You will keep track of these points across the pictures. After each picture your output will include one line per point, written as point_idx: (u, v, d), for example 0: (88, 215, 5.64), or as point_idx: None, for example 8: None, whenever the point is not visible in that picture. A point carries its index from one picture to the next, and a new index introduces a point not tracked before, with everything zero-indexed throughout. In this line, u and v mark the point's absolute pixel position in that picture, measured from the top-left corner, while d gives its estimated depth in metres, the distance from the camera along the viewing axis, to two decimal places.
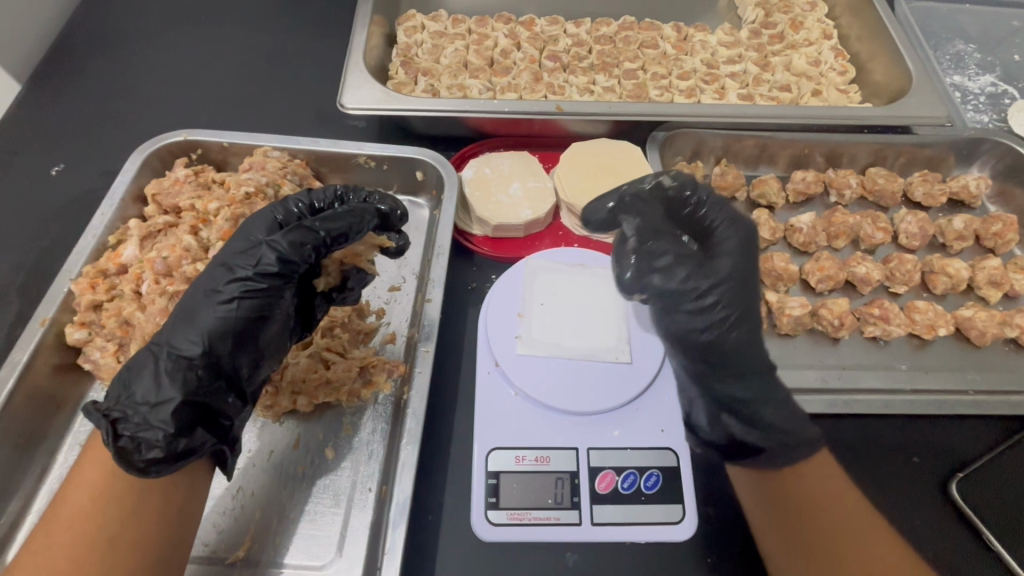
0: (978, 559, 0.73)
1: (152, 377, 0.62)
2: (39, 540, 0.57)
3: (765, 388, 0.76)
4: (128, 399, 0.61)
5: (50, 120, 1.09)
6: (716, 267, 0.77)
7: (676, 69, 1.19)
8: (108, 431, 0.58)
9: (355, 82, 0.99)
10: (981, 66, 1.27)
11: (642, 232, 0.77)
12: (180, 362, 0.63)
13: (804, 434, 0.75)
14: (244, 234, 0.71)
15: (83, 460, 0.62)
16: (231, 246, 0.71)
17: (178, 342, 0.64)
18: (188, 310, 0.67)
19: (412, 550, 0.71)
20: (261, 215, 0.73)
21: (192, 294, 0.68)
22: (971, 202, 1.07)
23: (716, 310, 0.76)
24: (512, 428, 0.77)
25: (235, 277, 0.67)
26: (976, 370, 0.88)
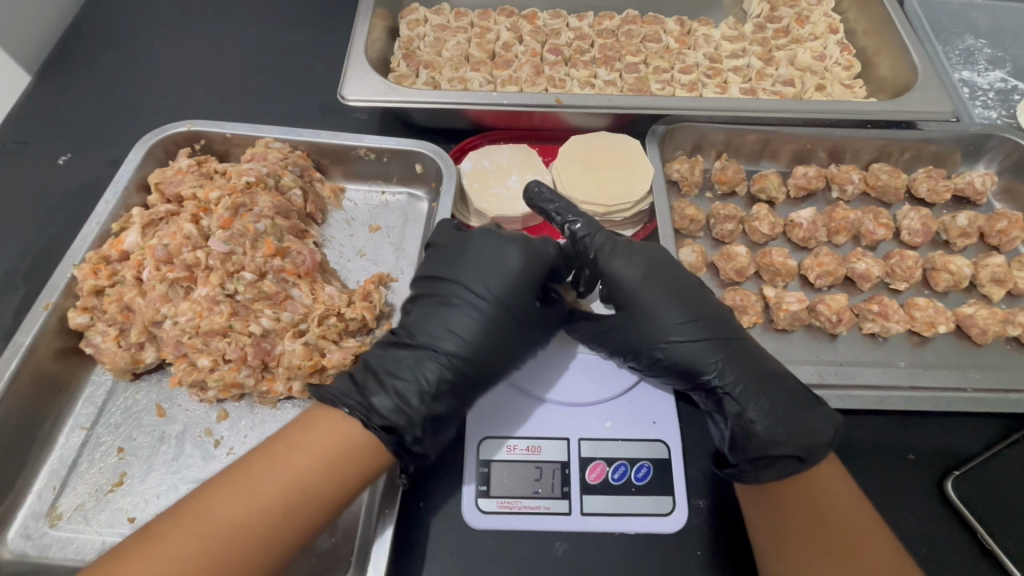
0: (970, 558, 0.73)
1: (416, 388, 0.71)
2: (244, 477, 0.63)
3: (755, 393, 0.71)
4: (392, 408, 0.69)
5: (58, 111, 1.11)
6: (643, 278, 0.77)
7: (678, 63, 1.19)
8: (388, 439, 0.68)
9: (355, 74, 0.99)
10: (991, 62, 1.25)
11: (577, 242, 0.81)
12: (432, 393, 0.71)
13: (806, 439, 0.68)
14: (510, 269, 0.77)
15: (314, 419, 0.68)
16: (490, 280, 0.77)
17: (432, 362, 0.73)
18: (443, 327, 0.75)
19: (404, 535, 0.72)
20: (537, 255, 0.79)
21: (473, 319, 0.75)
22: (977, 199, 1.05)
23: (651, 330, 0.75)
24: (504, 417, 0.78)
25: (490, 323, 0.75)
26: (977, 368, 0.87)
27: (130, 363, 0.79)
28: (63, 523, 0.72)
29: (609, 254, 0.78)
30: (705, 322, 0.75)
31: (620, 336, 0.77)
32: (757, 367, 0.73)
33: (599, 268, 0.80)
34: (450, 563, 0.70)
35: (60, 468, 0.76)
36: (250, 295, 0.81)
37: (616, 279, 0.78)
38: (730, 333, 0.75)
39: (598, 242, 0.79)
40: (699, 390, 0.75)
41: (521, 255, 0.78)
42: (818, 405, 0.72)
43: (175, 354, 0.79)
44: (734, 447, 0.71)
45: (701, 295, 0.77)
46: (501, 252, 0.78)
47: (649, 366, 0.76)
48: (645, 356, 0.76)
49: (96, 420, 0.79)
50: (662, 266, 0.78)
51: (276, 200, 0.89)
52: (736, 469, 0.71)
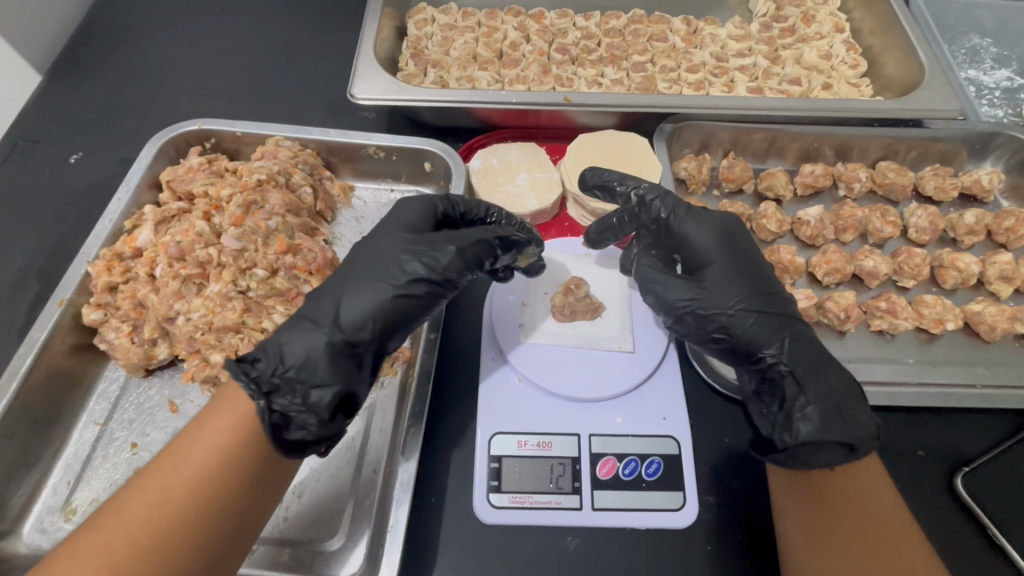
0: (982, 555, 0.73)
1: (287, 329, 0.67)
2: (162, 468, 0.58)
3: (816, 376, 0.69)
4: (263, 347, 0.66)
5: (69, 110, 1.11)
6: (714, 243, 0.77)
7: (685, 63, 1.19)
8: (239, 368, 0.63)
9: (365, 73, 1.00)
10: (997, 60, 1.25)
11: (648, 200, 0.82)
12: (299, 333, 0.66)
13: (856, 429, 0.65)
14: (403, 224, 0.77)
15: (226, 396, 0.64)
16: (386, 230, 0.76)
17: (313, 309, 0.70)
18: (336, 277, 0.73)
19: (416, 530, 0.72)
20: (423, 209, 0.79)
21: (363, 267, 0.72)
22: (983, 197, 1.05)
23: (717, 292, 0.74)
24: (515, 413, 0.78)
25: (374, 262, 0.72)
26: (985, 365, 0.87)
27: (143, 359, 0.79)
28: (78, 518, 0.73)
29: (683, 217, 0.79)
30: (772, 299, 0.74)
31: (684, 293, 0.74)
32: (820, 354, 0.71)
33: (669, 229, 0.80)
34: (463, 558, 0.71)
35: (74, 463, 0.76)
36: (262, 292, 0.82)
37: (688, 241, 0.79)
38: (793, 316, 0.73)
39: (672, 204, 0.80)
40: (754, 365, 0.73)
41: (386, 220, 0.78)
42: (864, 402, 0.68)
43: (188, 350, 0.80)
44: (785, 428, 0.68)
45: (769, 275, 0.76)
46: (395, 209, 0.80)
47: (709, 330, 0.74)
48: (707, 317, 0.74)
49: (110, 416, 0.79)
50: (735, 240, 0.78)
51: (287, 198, 0.89)
52: (784, 453, 0.68)
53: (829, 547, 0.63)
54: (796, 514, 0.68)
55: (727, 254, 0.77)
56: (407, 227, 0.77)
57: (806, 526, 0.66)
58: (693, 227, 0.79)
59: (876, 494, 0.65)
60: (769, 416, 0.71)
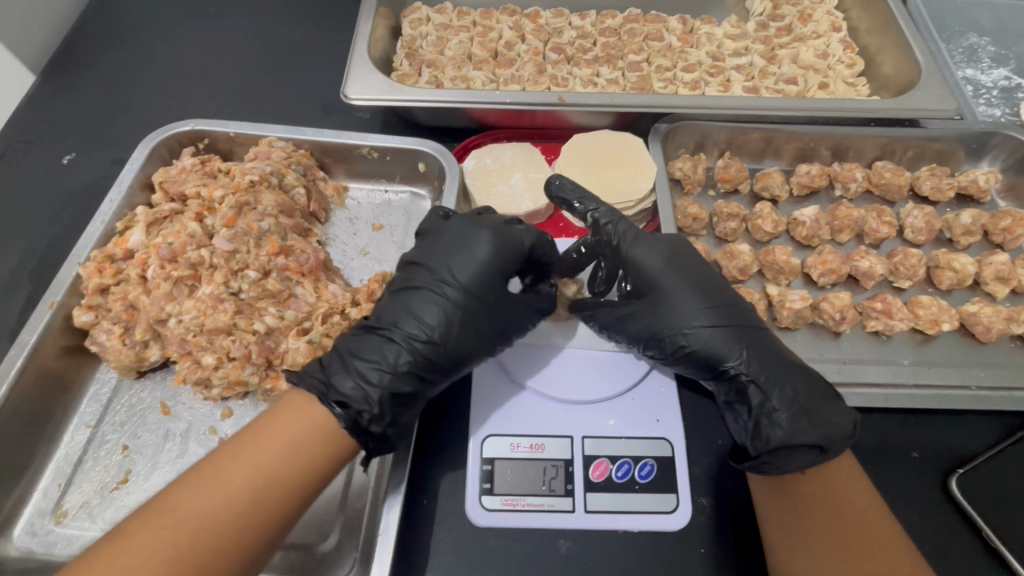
0: (975, 557, 0.73)
1: (384, 379, 0.69)
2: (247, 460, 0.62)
3: (778, 381, 0.70)
4: (365, 396, 0.67)
5: (62, 110, 1.11)
6: (665, 265, 0.76)
7: (681, 62, 1.19)
8: (346, 417, 0.66)
9: (358, 73, 1.00)
10: (995, 60, 1.25)
11: (596, 225, 0.80)
12: (400, 389, 0.70)
13: (826, 432, 0.67)
14: (487, 265, 0.74)
15: (288, 406, 0.66)
16: (467, 269, 0.74)
17: (405, 354, 0.70)
18: (422, 316, 0.72)
19: (407, 532, 0.72)
20: (509, 246, 0.76)
21: (447, 316, 0.72)
22: (980, 197, 1.05)
23: (671, 317, 0.74)
24: (507, 416, 0.78)
25: (459, 313, 0.72)
26: (981, 366, 0.87)
27: (135, 360, 0.79)
28: (69, 520, 0.72)
29: (632, 242, 0.78)
30: (727, 311, 0.74)
31: (640, 324, 0.75)
32: (780, 358, 0.72)
33: (620, 254, 0.79)
34: (454, 561, 0.70)
35: (66, 465, 0.76)
36: (254, 293, 0.81)
37: (636, 265, 0.77)
38: (749, 323, 0.74)
39: (620, 229, 0.79)
40: (720, 380, 0.74)
41: (472, 252, 0.75)
42: (837, 400, 0.70)
43: (180, 352, 0.80)
44: (755, 435, 0.70)
45: (721, 285, 0.76)
46: (475, 237, 0.75)
47: (671, 355, 0.75)
48: (665, 341, 0.75)
49: (101, 418, 0.79)
50: (683, 256, 0.77)
51: (280, 199, 0.89)
52: (757, 459, 0.68)
53: (812, 552, 0.63)
54: (777, 519, 0.67)
55: (678, 272, 0.76)
56: (490, 270, 0.74)
57: (788, 531, 0.65)
58: (645, 248, 0.77)
59: (854, 494, 0.65)
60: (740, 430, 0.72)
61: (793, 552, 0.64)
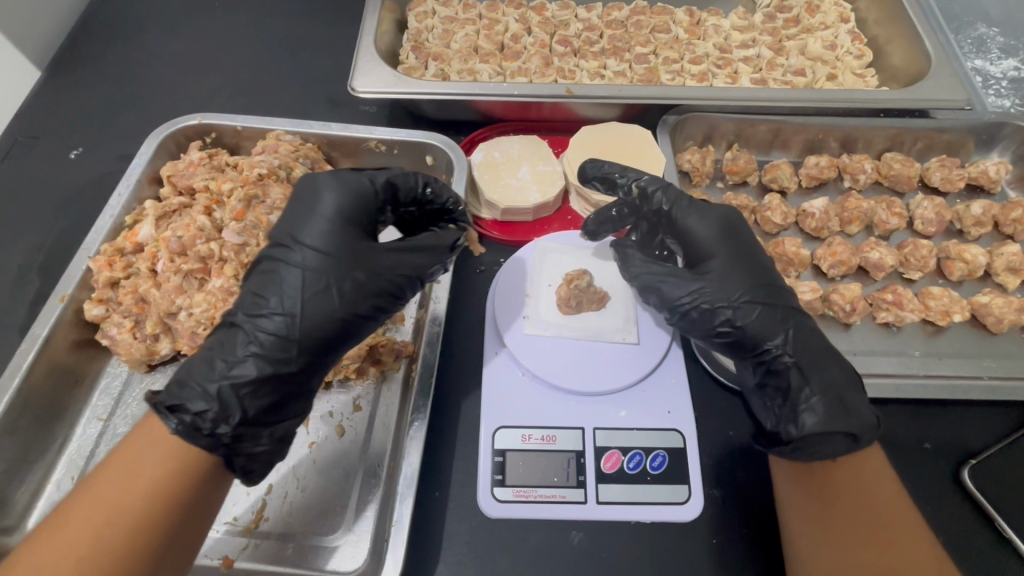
0: (988, 547, 0.73)
1: (226, 366, 0.63)
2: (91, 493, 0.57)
3: (818, 367, 0.70)
4: (202, 394, 0.61)
5: (68, 105, 1.11)
6: (717, 235, 0.78)
7: (688, 54, 1.18)
8: (177, 421, 0.59)
9: (365, 65, 0.99)
10: (1004, 50, 1.24)
11: (650, 193, 0.82)
12: (248, 373, 0.62)
13: (860, 421, 0.66)
14: (321, 221, 0.69)
15: (137, 438, 0.60)
16: (316, 231, 0.69)
17: (249, 338, 0.64)
18: (269, 291, 0.66)
19: (420, 524, 0.72)
20: (354, 201, 0.72)
21: (287, 281, 0.66)
22: (991, 188, 1.04)
23: (720, 284, 0.74)
24: (518, 408, 0.78)
25: (314, 277, 0.67)
26: (992, 357, 0.87)
27: (146, 354, 0.79)
28: None
29: (686, 210, 0.80)
30: (775, 290, 0.74)
31: (688, 288, 0.75)
32: (819, 343, 0.72)
33: (672, 221, 0.81)
34: (466, 553, 0.71)
35: (78, 458, 0.76)
36: None
37: (689, 233, 0.80)
38: (792, 308, 0.74)
39: (673, 197, 0.82)
40: (756, 359, 0.73)
41: (306, 216, 0.70)
42: (862, 393, 0.69)
43: (190, 346, 0.80)
44: (791, 419, 0.68)
45: (768, 267, 0.77)
46: (315, 194, 0.71)
47: (714, 323, 0.74)
48: (710, 309, 0.74)
49: (113, 412, 0.79)
50: (735, 232, 0.79)
51: (288, 192, 0.89)
52: (790, 445, 0.67)
53: (833, 539, 0.63)
54: (800, 506, 0.67)
55: (729, 245, 0.78)
56: (323, 226, 0.69)
57: (811, 518, 0.65)
58: (696, 220, 0.80)
59: (881, 486, 0.65)
60: (774, 412, 0.71)
61: (814, 538, 0.65)
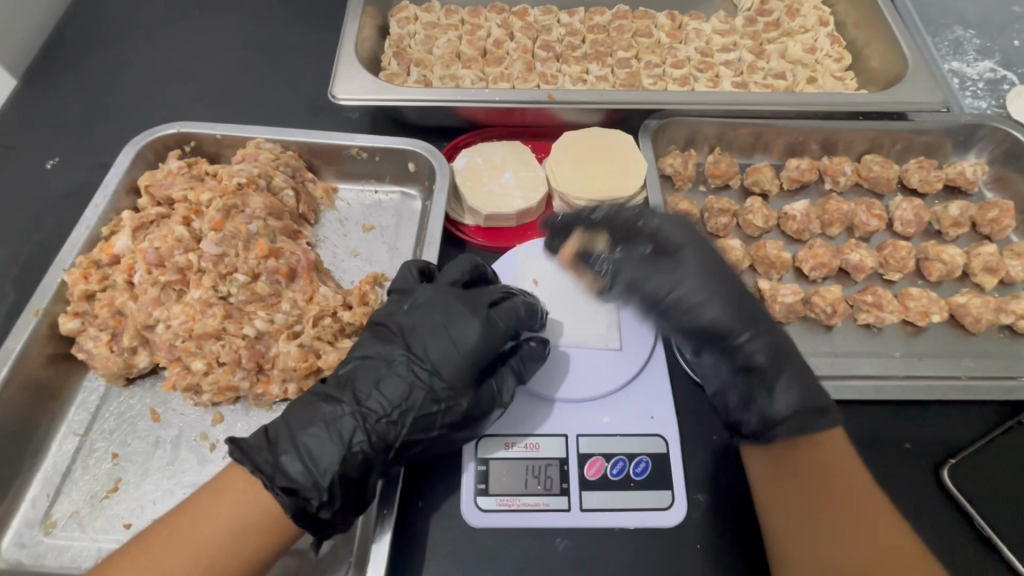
0: (966, 544, 0.73)
1: (295, 456, 0.65)
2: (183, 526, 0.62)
3: (781, 362, 0.71)
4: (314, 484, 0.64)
5: (45, 114, 1.09)
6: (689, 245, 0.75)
7: (669, 58, 1.19)
8: (291, 506, 0.62)
9: (346, 72, 0.99)
10: (980, 52, 1.25)
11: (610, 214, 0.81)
12: (353, 473, 0.65)
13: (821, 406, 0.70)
14: (455, 324, 0.72)
15: (223, 486, 0.64)
16: (433, 343, 0.71)
17: (366, 449, 0.66)
18: (384, 396, 0.68)
19: (402, 534, 0.72)
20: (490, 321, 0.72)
21: (365, 376, 0.70)
22: (968, 188, 1.06)
23: (689, 286, 0.73)
24: (502, 415, 0.77)
25: (413, 383, 0.69)
26: (970, 357, 0.88)
27: (123, 367, 0.78)
28: (58, 531, 0.71)
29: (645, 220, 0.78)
30: (746, 290, 0.74)
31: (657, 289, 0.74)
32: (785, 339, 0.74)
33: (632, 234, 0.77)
34: (451, 562, 0.70)
35: (53, 475, 0.75)
36: (243, 297, 0.80)
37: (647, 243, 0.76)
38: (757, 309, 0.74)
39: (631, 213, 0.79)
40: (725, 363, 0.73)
41: (460, 311, 0.72)
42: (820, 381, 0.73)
43: (169, 358, 0.79)
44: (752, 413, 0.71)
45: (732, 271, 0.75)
46: (463, 318, 0.72)
47: (700, 325, 0.72)
48: (689, 309, 0.72)
49: (90, 427, 0.78)
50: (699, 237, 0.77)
51: (268, 201, 0.88)
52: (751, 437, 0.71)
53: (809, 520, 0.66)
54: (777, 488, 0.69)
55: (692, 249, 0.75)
56: (442, 327, 0.71)
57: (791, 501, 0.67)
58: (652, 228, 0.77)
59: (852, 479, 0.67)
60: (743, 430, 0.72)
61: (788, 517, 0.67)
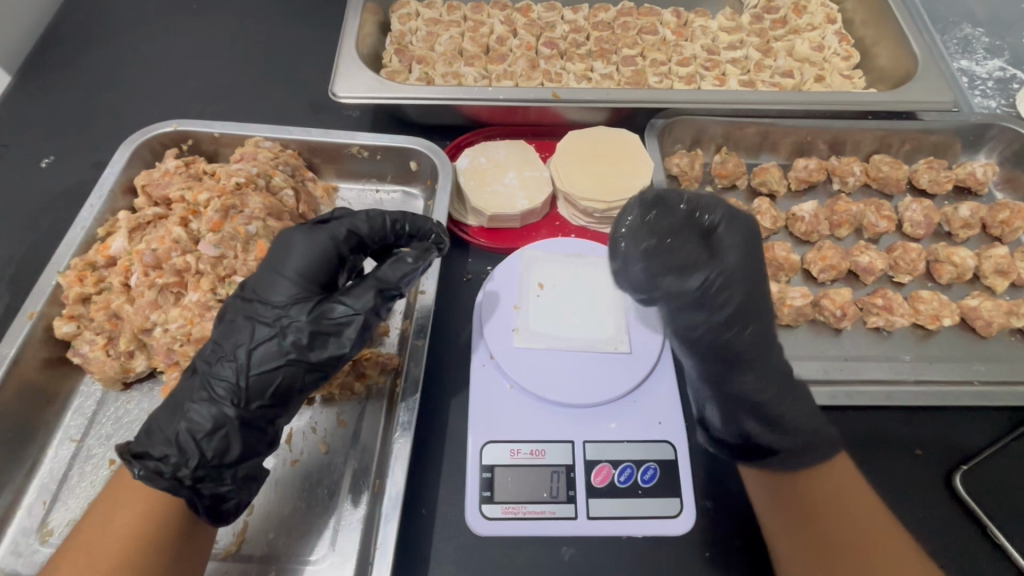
0: (980, 552, 0.72)
1: (170, 423, 0.63)
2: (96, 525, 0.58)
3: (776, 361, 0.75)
4: (165, 440, 0.62)
5: (40, 112, 1.07)
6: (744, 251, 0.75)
7: (675, 56, 1.17)
8: (151, 469, 0.60)
9: (347, 70, 0.97)
10: (989, 50, 1.24)
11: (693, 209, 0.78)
12: (206, 424, 0.63)
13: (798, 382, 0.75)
14: (275, 266, 0.70)
15: (114, 492, 0.61)
16: (275, 286, 0.69)
17: (209, 397, 0.64)
18: (228, 341, 0.66)
19: (406, 542, 0.71)
20: (314, 249, 0.71)
21: (220, 331, 0.68)
22: (978, 189, 1.04)
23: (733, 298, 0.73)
24: (507, 421, 0.76)
25: (259, 323, 0.67)
26: (982, 361, 0.86)
27: (120, 372, 0.76)
28: (54, 539, 0.70)
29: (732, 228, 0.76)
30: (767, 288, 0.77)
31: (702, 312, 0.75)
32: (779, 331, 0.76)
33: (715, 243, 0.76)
34: (455, 571, 0.69)
35: (49, 482, 0.73)
36: None
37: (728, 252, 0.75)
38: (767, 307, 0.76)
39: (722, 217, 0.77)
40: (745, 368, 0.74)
41: (282, 250, 0.71)
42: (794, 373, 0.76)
43: (167, 363, 0.77)
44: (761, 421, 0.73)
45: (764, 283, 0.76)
46: (283, 250, 0.71)
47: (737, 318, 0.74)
48: (735, 302, 0.73)
49: (86, 432, 0.76)
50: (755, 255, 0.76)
51: (267, 201, 0.86)
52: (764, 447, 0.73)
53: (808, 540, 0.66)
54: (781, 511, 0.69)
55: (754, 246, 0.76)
56: (272, 270, 0.70)
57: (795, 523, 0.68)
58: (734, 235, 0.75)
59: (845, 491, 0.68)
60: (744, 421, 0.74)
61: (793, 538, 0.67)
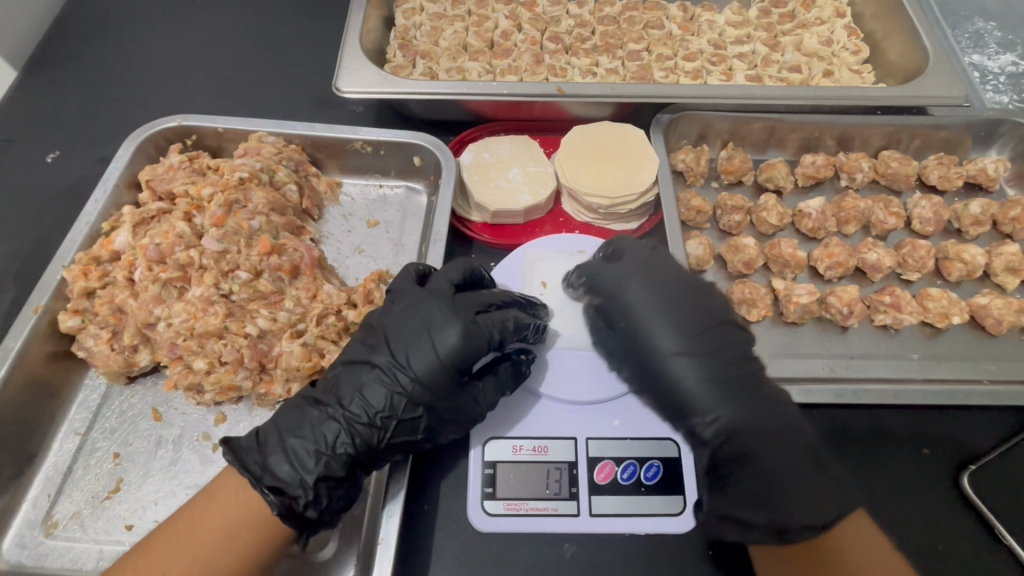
0: (987, 554, 0.71)
1: (300, 468, 0.64)
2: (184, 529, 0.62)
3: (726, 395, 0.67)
4: (299, 481, 0.64)
5: (46, 107, 1.07)
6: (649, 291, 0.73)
7: (682, 50, 1.16)
8: (279, 505, 0.62)
9: (351, 65, 0.96)
10: (1002, 45, 1.22)
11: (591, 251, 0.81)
12: (341, 476, 0.66)
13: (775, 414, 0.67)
14: (428, 337, 0.69)
15: (216, 490, 0.64)
16: (423, 357, 0.68)
17: (344, 455, 0.66)
18: (371, 403, 0.67)
19: (409, 538, 0.71)
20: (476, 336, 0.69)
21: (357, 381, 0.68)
22: (989, 186, 1.02)
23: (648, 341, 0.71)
24: (509, 418, 0.76)
25: (402, 395, 0.68)
26: (991, 360, 0.85)
27: (124, 366, 0.77)
28: (59, 532, 0.70)
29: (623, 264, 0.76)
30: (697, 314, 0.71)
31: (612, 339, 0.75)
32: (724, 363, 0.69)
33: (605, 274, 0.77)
34: (457, 567, 0.69)
35: (55, 475, 0.74)
36: (246, 295, 0.79)
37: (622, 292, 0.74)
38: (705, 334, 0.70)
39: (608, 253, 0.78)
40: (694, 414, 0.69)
41: (438, 323, 0.69)
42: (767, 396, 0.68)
43: (170, 357, 0.77)
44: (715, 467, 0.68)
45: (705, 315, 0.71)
46: (439, 324, 0.69)
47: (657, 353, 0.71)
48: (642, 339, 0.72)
49: (91, 426, 0.77)
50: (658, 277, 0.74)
51: (270, 196, 0.86)
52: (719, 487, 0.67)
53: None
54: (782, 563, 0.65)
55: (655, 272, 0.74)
56: (427, 341, 0.68)
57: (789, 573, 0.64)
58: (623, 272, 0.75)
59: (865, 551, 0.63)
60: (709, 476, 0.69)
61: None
